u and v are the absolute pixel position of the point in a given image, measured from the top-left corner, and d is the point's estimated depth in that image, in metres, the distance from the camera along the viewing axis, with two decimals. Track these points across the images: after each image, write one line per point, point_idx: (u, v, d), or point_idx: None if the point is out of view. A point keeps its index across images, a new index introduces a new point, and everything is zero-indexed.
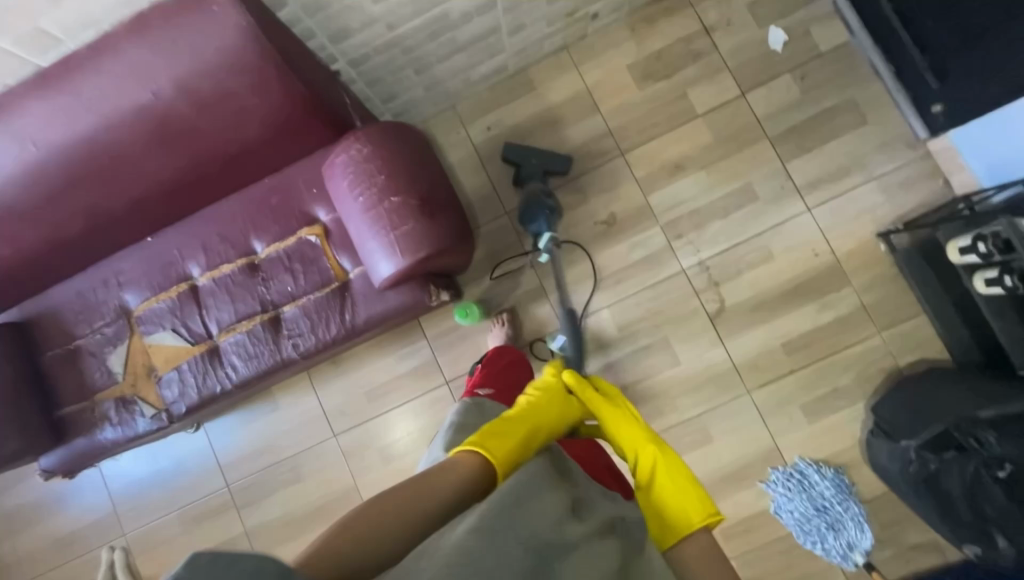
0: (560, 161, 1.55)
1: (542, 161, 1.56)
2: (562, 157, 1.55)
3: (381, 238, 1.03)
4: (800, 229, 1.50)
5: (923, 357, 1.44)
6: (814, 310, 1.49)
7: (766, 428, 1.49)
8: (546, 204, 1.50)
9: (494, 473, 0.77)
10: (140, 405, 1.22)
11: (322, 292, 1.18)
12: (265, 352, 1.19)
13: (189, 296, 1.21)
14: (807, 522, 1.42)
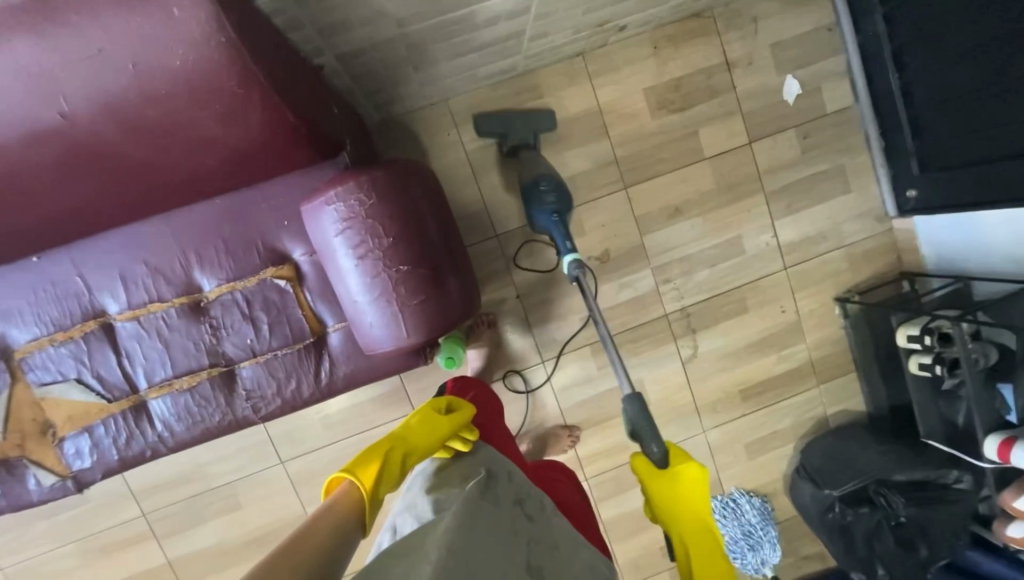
0: (545, 118, 1.38)
1: (527, 122, 1.38)
2: (547, 113, 1.38)
3: (384, 312, 0.85)
4: (774, 285, 1.58)
5: (846, 408, 1.65)
6: (772, 361, 1.61)
7: (713, 462, 1.64)
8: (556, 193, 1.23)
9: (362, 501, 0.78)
10: (33, 470, 0.95)
11: (293, 348, 0.97)
12: (213, 413, 0.97)
13: (101, 340, 0.93)
14: (732, 544, 1.60)
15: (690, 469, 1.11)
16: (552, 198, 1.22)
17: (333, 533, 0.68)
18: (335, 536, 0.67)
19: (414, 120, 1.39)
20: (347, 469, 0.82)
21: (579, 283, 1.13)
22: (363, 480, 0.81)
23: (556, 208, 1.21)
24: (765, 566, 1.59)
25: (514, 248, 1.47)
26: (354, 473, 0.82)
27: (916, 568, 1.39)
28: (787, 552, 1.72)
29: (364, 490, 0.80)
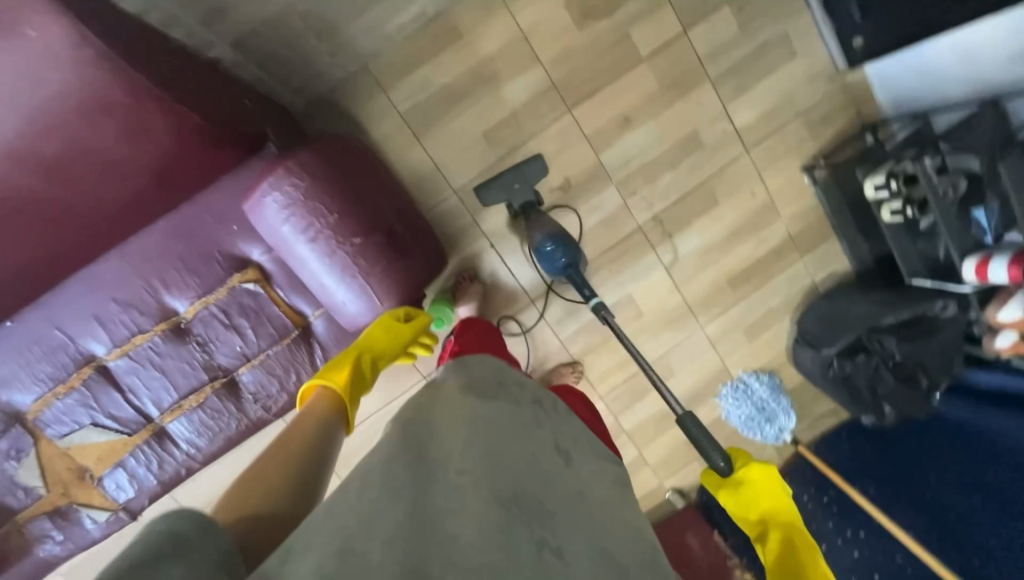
0: (534, 166, 1.38)
1: (520, 177, 1.38)
2: (534, 160, 1.37)
3: (353, 286, 0.87)
4: (740, 171, 1.57)
5: (833, 272, 1.68)
6: (753, 246, 1.63)
7: (716, 353, 1.71)
8: (571, 251, 1.32)
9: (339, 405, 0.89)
10: (85, 512, 1.02)
11: (282, 345, 1.00)
12: (230, 421, 1.03)
13: (102, 383, 0.97)
14: (750, 419, 1.71)
15: (758, 471, 1.14)
16: (563, 256, 1.30)
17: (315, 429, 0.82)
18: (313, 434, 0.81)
19: (340, 95, 1.34)
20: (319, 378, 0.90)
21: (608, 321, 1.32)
22: (336, 385, 0.91)
23: (570, 261, 1.32)
24: (784, 433, 1.72)
25: (475, 200, 1.47)
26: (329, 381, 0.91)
27: (922, 399, 1.48)
28: (803, 416, 1.81)
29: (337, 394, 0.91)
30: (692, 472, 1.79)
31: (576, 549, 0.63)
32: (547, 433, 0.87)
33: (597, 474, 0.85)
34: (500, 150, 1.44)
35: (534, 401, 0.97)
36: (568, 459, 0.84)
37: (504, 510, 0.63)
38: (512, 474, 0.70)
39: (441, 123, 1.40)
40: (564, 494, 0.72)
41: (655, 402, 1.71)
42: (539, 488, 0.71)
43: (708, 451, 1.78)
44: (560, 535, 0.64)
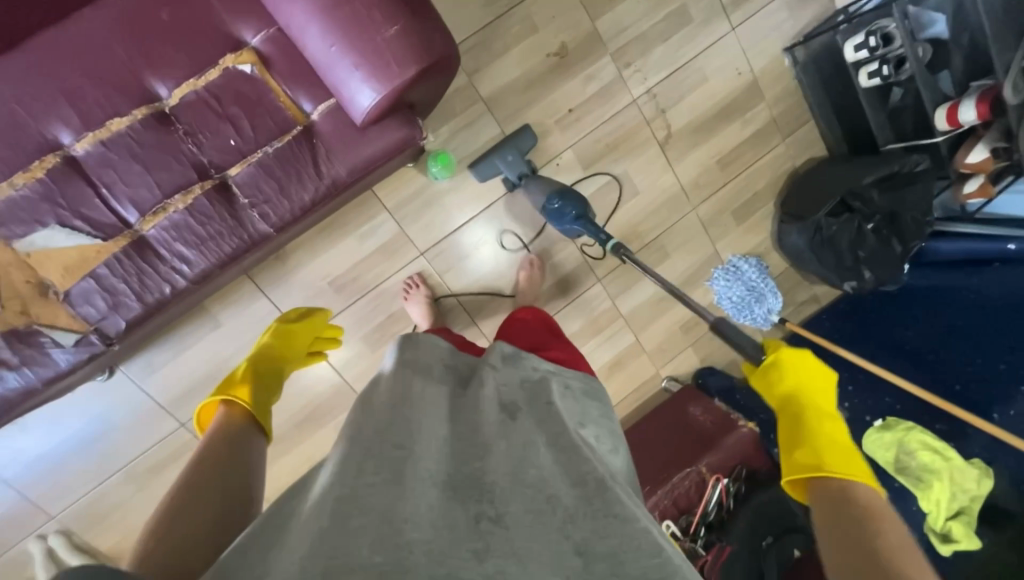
0: (526, 137, 1.46)
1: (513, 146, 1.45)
2: (526, 131, 1.46)
3: (363, 48, 0.84)
4: (727, 49, 1.62)
5: (812, 156, 1.76)
6: (739, 126, 1.69)
7: (708, 237, 1.74)
8: (576, 202, 1.38)
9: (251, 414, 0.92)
10: (49, 335, 0.89)
11: (283, 142, 0.93)
12: (224, 231, 0.92)
13: (70, 175, 0.85)
14: (741, 302, 1.73)
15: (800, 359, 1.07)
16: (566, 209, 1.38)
17: (227, 439, 0.84)
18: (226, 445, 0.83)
19: None
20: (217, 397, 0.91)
21: (630, 261, 1.32)
22: (240, 400, 0.91)
23: (580, 213, 1.38)
24: (772, 313, 1.74)
25: (473, 60, 1.43)
26: (237, 395, 0.92)
27: (897, 264, 1.57)
28: (789, 303, 1.85)
29: (241, 405, 0.91)
30: (688, 359, 1.81)
31: (520, 513, 0.60)
32: (492, 390, 0.80)
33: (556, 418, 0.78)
34: (497, 8, 1.42)
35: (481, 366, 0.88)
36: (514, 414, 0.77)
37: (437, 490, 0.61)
38: (448, 458, 0.66)
39: None
40: (504, 457, 0.67)
41: (651, 285, 1.73)
42: (477, 463, 0.66)
43: (701, 338, 1.81)
44: (499, 502, 0.61)
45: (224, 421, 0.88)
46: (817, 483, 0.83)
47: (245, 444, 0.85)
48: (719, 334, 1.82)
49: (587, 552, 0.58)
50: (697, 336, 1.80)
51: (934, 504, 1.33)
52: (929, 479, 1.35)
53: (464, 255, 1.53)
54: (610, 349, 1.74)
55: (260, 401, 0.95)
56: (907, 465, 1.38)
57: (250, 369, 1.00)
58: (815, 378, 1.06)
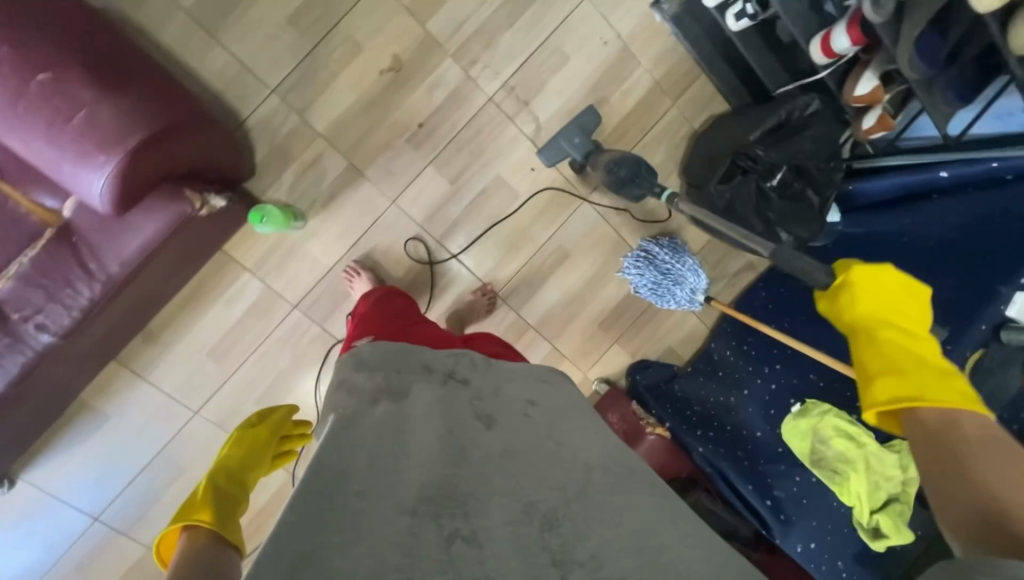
0: (588, 115, 1.47)
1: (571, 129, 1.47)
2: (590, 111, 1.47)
3: (59, 139, 0.77)
4: (584, 19, 1.46)
5: (712, 114, 1.58)
6: (619, 99, 1.53)
7: (609, 225, 1.61)
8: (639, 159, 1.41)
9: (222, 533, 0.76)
10: None
11: (37, 249, 0.88)
12: (1, 351, 0.89)
13: None
14: (658, 288, 1.58)
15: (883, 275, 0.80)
16: (627, 171, 1.38)
17: (194, 574, 0.67)
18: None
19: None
20: (178, 521, 0.75)
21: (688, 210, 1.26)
22: (205, 521, 0.76)
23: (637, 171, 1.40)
24: (696, 294, 1.57)
25: (299, 97, 1.34)
26: (203, 516, 0.77)
27: (818, 218, 1.36)
28: (718, 278, 1.68)
29: (207, 526, 0.76)
30: (617, 357, 1.68)
31: (497, 528, 0.64)
32: (464, 404, 0.83)
33: (533, 424, 0.83)
34: (313, 36, 1.31)
35: (448, 377, 0.90)
36: (492, 420, 0.81)
37: (407, 516, 0.61)
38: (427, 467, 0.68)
39: (236, 14, 1.26)
40: (485, 466, 0.71)
41: (557, 288, 1.61)
42: (452, 470, 0.69)
43: (627, 333, 1.68)
44: (476, 514, 0.64)
45: (183, 551, 0.71)
46: (921, 416, 0.66)
47: (214, 573, 0.69)
48: (646, 326, 1.68)
49: (563, 561, 0.63)
50: (621, 331, 1.67)
51: (854, 498, 1.23)
52: (845, 470, 1.24)
53: (342, 297, 1.46)
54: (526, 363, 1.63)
55: (228, 517, 0.81)
56: (823, 456, 1.26)
57: (210, 482, 0.85)
58: (905, 294, 0.79)
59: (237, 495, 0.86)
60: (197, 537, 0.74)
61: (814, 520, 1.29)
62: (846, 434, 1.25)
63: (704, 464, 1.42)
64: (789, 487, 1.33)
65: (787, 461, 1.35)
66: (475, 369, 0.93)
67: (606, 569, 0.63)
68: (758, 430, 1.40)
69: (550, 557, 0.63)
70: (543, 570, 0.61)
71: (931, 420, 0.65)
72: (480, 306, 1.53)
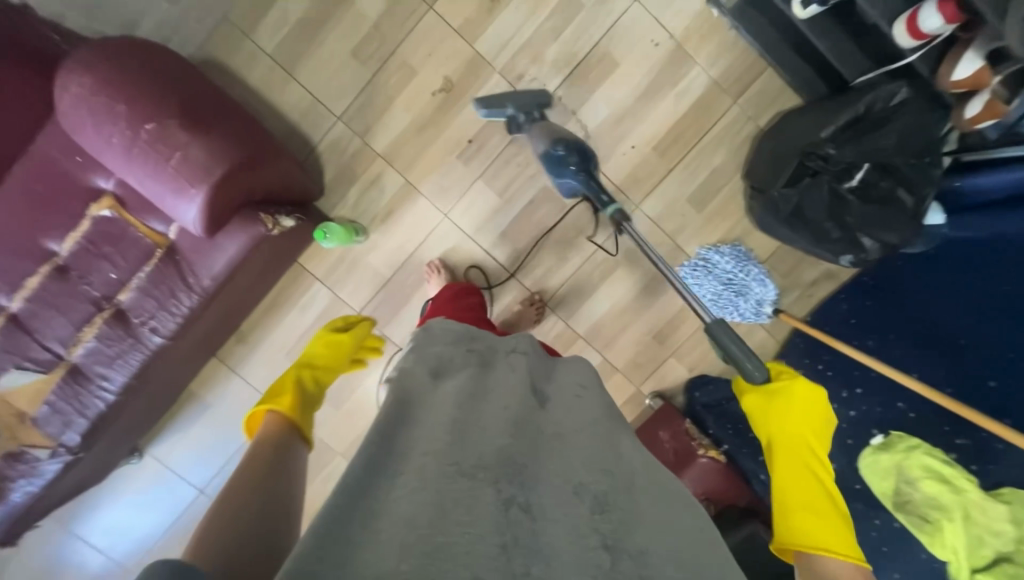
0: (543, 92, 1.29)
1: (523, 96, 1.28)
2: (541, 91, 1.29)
3: (161, 177, 0.89)
4: (634, 22, 1.42)
5: (779, 110, 1.46)
6: (673, 101, 1.46)
7: (664, 233, 1.53)
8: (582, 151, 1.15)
9: (296, 424, 0.91)
10: (33, 452, 1.13)
11: (150, 266, 1.06)
12: (127, 349, 1.09)
13: (12, 328, 1.08)
14: (719, 299, 1.49)
15: (805, 390, 0.88)
16: (576, 161, 1.15)
17: (271, 448, 0.84)
18: (274, 454, 0.83)
19: (207, 51, 1.40)
20: (265, 406, 0.91)
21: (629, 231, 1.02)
22: (287, 414, 0.91)
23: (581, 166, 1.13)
24: (763, 305, 1.48)
25: (361, 122, 1.46)
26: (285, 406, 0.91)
27: (907, 222, 1.20)
28: (791, 288, 1.53)
29: (287, 418, 0.91)
30: (672, 371, 1.60)
31: (553, 505, 0.59)
32: (522, 373, 0.84)
33: (584, 405, 0.80)
34: (373, 66, 1.43)
35: (511, 352, 0.92)
36: (545, 400, 0.81)
37: (464, 480, 0.58)
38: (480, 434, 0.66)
39: (309, 52, 1.42)
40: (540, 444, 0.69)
41: (607, 298, 1.57)
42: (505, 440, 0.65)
43: (683, 346, 1.59)
44: (530, 489, 0.60)
45: (268, 430, 0.87)
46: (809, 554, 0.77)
47: (286, 457, 0.84)
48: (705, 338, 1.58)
49: (615, 546, 0.55)
50: (677, 344, 1.59)
51: (950, 552, 1.02)
52: (937, 519, 1.04)
53: (400, 305, 1.56)
54: None
55: (306, 412, 0.95)
56: (909, 499, 1.08)
57: (296, 379, 0.99)
58: (812, 411, 0.88)
59: (314, 394, 1.01)
60: (277, 420, 0.90)
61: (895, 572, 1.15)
62: (942, 478, 1.06)
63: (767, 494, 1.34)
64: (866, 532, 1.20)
65: (865, 501, 1.20)
66: (534, 353, 0.94)
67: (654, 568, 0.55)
68: (833, 461, 1.26)
69: (600, 540, 0.55)
70: (594, 554, 0.53)
71: (828, 569, 0.75)
72: (528, 315, 1.54)
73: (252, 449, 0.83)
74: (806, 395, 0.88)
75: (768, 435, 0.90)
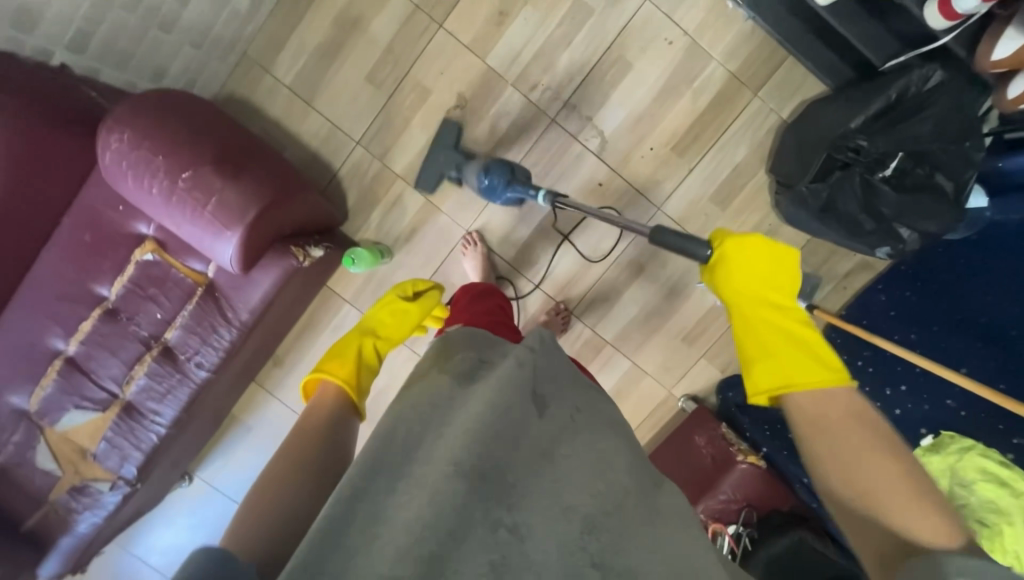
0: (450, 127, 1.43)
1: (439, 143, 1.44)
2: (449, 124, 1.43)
3: (199, 221, 0.93)
4: (646, 23, 1.40)
5: (802, 100, 1.42)
6: (690, 99, 1.43)
7: (689, 234, 1.51)
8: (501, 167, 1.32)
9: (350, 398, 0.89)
10: (94, 485, 1.19)
11: (193, 304, 1.10)
12: (175, 384, 1.14)
13: (70, 370, 1.14)
14: None
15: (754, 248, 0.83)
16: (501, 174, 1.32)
17: (324, 416, 0.83)
18: (327, 423, 0.81)
19: (229, 87, 1.44)
20: (321, 371, 0.91)
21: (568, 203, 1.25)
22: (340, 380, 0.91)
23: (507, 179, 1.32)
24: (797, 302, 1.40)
25: (380, 145, 1.49)
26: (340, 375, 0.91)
27: (949, 209, 1.14)
28: (824, 281, 1.49)
29: (342, 387, 0.90)
30: (704, 371, 1.58)
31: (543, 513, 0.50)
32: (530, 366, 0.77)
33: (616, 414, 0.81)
34: (388, 88, 1.45)
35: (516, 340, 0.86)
36: (549, 400, 0.66)
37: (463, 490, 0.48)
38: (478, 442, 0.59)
39: (326, 80, 1.45)
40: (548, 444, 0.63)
41: (634, 302, 1.56)
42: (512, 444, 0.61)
43: (714, 346, 1.57)
44: (525, 507, 0.50)
45: (326, 400, 0.87)
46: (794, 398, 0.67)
47: (336, 428, 0.82)
48: None
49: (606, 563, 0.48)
50: (707, 344, 1.57)
51: (1012, 557, 1.00)
52: (996, 523, 1.02)
53: None
54: (606, 379, 1.61)
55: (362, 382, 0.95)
56: (964, 503, 1.05)
57: (361, 346, 1.00)
58: (774, 263, 0.81)
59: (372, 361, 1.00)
60: (334, 388, 0.90)
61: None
62: (996, 479, 1.04)
63: (811, 500, 1.29)
64: None
65: None
66: (546, 346, 0.73)
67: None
68: None
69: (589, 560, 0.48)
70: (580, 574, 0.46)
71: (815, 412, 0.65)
72: (555, 324, 1.54)
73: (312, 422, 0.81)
74: (754, 249, 0.82)
75: (738, 313, 0.81)
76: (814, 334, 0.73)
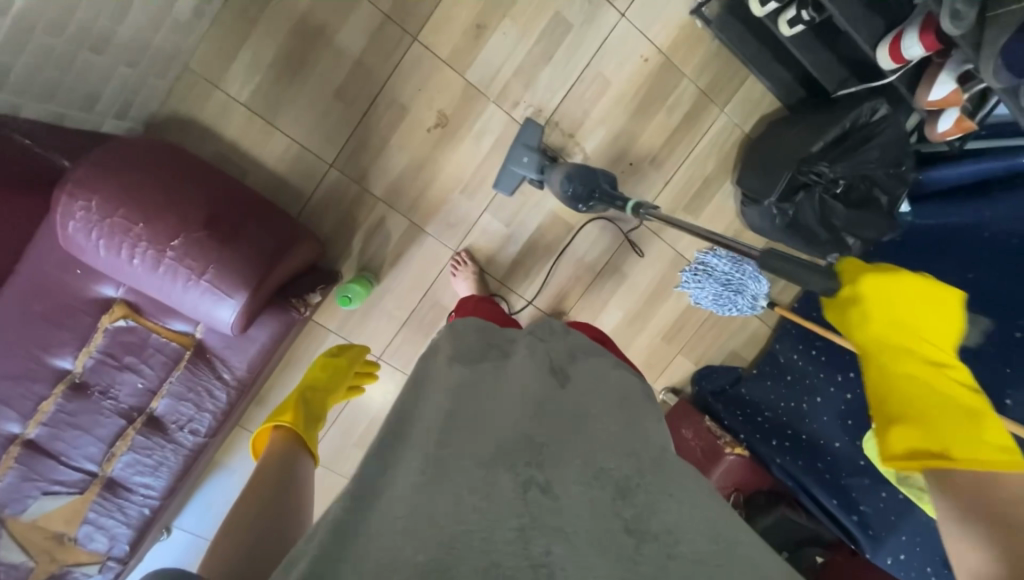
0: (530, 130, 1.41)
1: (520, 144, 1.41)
2: (528, 124, 1.41)
3: (194, 290, 0.84)
4: (622, 39, 1.42)
5: (761, 116, 1.53)
6: (665, 115, 1.49)
7: (665, 242, 1.62)
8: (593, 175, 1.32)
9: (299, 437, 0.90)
10: (78, 570, 1.08)
11: (180, 369, 1.01)
12: (166, 455, 1.05)
13: (30, 455, 1.00)
14: (719, 298, 1.57)
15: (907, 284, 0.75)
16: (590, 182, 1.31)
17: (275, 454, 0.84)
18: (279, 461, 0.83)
19: (173, 105, 1.26)
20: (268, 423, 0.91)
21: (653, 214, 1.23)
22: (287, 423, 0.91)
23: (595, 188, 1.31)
24: (759, 299, 1.55)
25: (356, 166, 1.39)
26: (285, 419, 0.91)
27: (885, 219, 1.32)
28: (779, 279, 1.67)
29: (289, 429, 0.90)
30: (681, 366, 1.73)
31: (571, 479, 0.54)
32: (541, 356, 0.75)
33: None
34: (361, 106, 1.35)
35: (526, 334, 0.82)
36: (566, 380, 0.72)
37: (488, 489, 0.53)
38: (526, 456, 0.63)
39: (289, 97, 1.31)
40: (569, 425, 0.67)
41: (617, 309, 1.65)
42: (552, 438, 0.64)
43: (689, 343, 1.71)
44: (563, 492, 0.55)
45: (276, 447, 0.86)
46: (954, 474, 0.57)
47: (291, 464, 0.83)
48: (708, 332, 1.71)
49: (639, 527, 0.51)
50: (683, 341, 1.71)
51: None
52: None
53: (418, 345, 1.56)
54: None
55: (310, 424, 0.95)
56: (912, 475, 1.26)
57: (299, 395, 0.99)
58: (928, 309, 0.74)
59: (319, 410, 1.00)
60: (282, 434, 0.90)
61: (904, 536, 1.36)
62: None
63: (785, 477, 1.52)
64: (875, 503, 1.39)
65: (870, 475, 1.39)
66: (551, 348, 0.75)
67: (682, 545, 0.50)
68: (836, 441, 1.44)
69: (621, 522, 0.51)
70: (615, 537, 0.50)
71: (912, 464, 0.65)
72: None
73: (258, 466, 0.81)
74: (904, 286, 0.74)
75: (877, 364, 0.73)
76: (979, 402, 0.65)
